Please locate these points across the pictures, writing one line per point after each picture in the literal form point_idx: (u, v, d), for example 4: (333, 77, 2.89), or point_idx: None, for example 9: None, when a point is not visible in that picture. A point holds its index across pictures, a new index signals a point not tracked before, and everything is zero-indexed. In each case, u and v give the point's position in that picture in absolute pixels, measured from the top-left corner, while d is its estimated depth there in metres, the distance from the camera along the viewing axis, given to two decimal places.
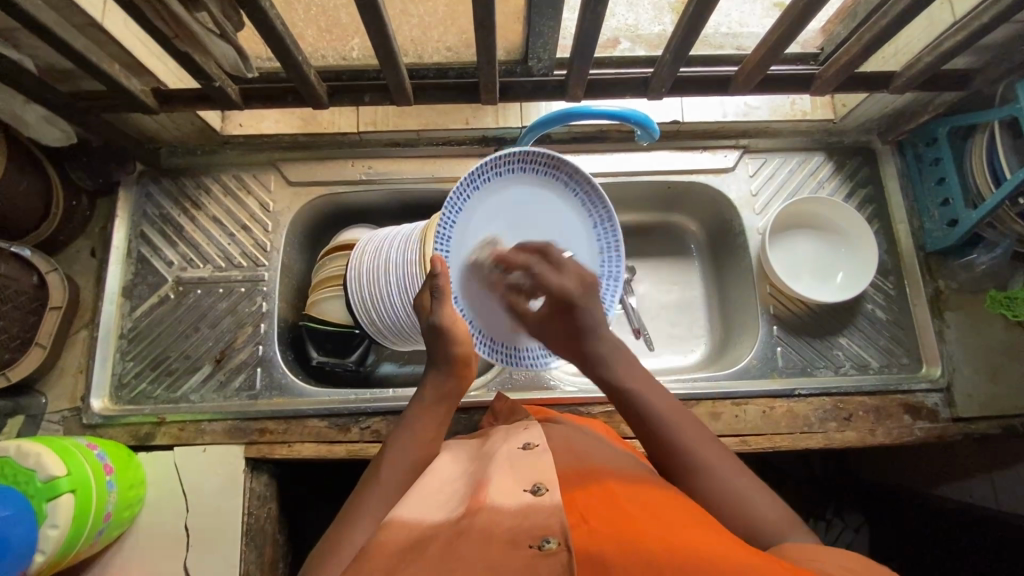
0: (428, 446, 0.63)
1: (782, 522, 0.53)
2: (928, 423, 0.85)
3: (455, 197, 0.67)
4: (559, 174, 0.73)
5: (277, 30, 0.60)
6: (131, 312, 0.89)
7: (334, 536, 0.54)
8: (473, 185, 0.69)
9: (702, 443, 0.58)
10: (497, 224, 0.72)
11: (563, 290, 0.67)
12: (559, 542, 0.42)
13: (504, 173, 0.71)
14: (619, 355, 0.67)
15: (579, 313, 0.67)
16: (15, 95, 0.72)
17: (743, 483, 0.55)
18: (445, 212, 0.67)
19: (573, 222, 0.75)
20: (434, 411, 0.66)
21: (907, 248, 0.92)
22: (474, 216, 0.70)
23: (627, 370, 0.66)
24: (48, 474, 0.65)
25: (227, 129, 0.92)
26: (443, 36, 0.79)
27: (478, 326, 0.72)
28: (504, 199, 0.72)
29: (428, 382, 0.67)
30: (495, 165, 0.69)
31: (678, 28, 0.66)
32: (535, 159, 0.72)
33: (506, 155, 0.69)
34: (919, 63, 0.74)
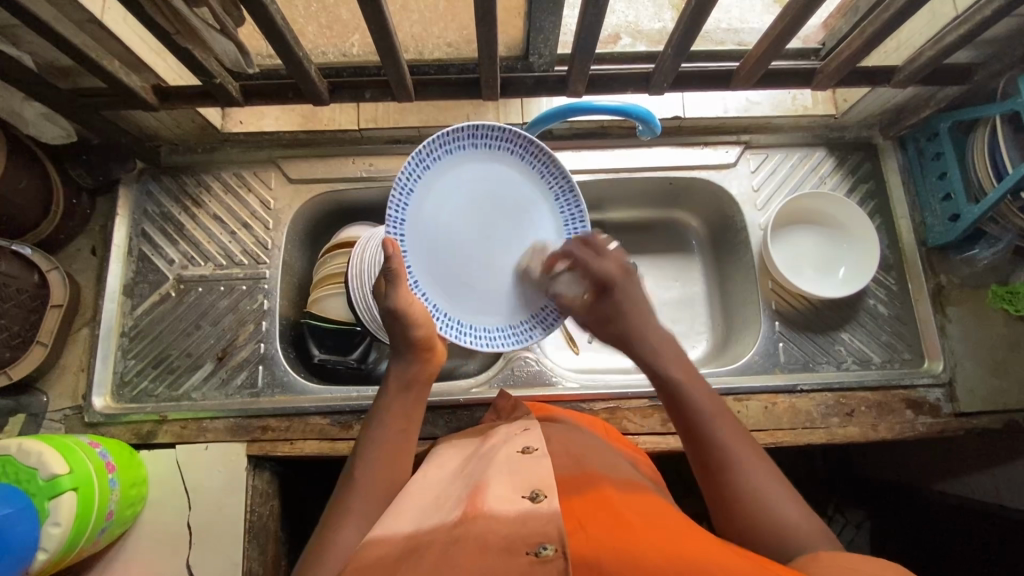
0: (398, 439, 0.63)
1: (813, 531, 0.52)
2: (931, 418, 0.85)
3: (405, 178, 0.69)
4: (514, 148, 0.73)
5: (277, 26, 0.60)
6: (132, 311, 0.89)
7: (318, 546, 0.53)
8: (423, 166, 0.70)
9: (742, 445, 0.57)
10: (454, 203, 0.72)
11: (604, 273, 0.68)
12: (556, 550, 0.42)
13: (457, 150, 0.72)
14: (667, 349, 0.65)
15: (623, 290, 0.68)
16: (15, 93, 0.72)
17: (777, 488, 0.54)
18: (395, 193, 0.69)
19: (532, 195, 0.74)
20: (401, 400, 0.65)
21: (909, 243, 0.92)
22: (428, 195, 0.71)
23: (674, 362, 0.63)
24: (50, 472, 0.65)
25: (227, 127, 0.91)
26: (444, 31, 0.80)
27: (439, 309, 0.72)
28: (458, 179, 0.72)
29: (392, 372, 0.66)
30: (442, 142, 0.70)
31: (680, 22, 0.66)
32: (489, 135, 0.72)
33: (452, 131, 0.70)
34: (921, 57, 0.73)
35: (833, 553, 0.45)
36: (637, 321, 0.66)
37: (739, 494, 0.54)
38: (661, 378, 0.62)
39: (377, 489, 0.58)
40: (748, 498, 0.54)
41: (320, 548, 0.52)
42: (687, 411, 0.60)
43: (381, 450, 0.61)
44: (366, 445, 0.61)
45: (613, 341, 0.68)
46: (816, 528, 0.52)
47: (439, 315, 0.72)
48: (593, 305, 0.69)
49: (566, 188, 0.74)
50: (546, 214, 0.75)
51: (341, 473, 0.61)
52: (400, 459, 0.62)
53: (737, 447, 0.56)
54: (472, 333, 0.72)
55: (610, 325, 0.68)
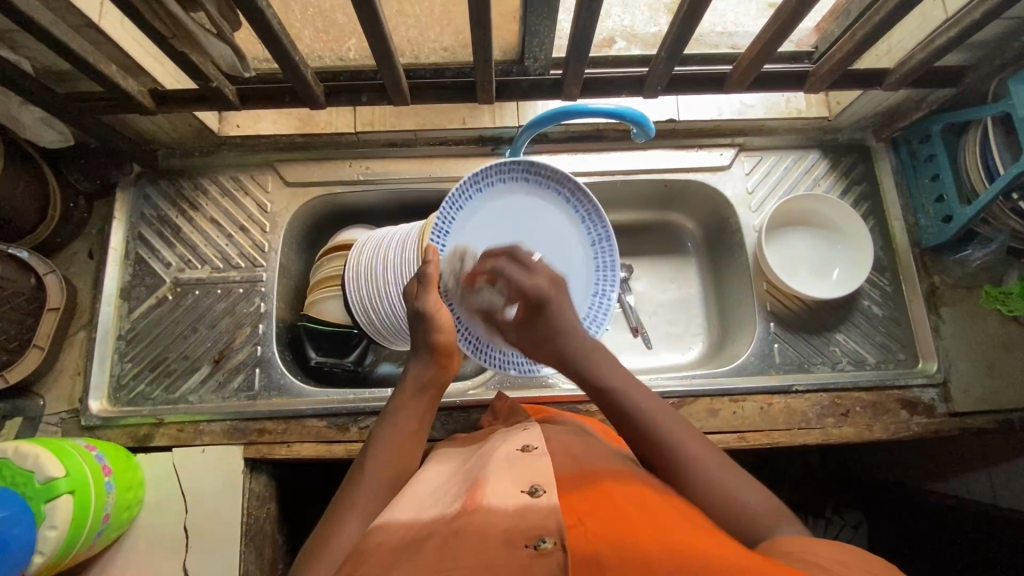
0: (412, 437, 0.63)
1: (769, 513, 0.52)
2: (925, 418, 0.86)
3: (457, 195, 0.73)
4: (563, 191, 0.77)
5: (274, 30, 0.61)
6: (129, 314, 0.89)
7: (321, 539, 0.53)
8: (477, 186, 0.74)
9: (687, 438, 0.57)
10: (496, 227, 0.76)
11: (534, 289, 0.67)
12: (555, 543, 0.43)
13: (507, 181, 0.76)
14: (599, 354, 0.65)
15: (556, 306, 0.67)
16: (12, 97, 0.72)
17: (727, 474, 0.54)
18: (446, 207, 0.73)
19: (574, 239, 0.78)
20: (416, 401, 0.65)
21: (903, 244, 0.93)
22: (475, 216, 0.75)
23: (606, 366, 0.64)
24: (46, 476, 0.65)
25: (224, 131, 0.91)
26: (439, 36, 0.79)
27: (465, 323, 0.75)
28: (505, 208, 0.76)
29: (410, 372, 0.67)
30: (498, 171, 0.74)
31: (673, 25, 0.67)
32: (541, 173, 0.76)
33: (509, 164, 0.74)
34: (912, 60, 0.74)
35: (821, 544, 0.45)
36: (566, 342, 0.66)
37: (692, 487, 0.54)
38: (598, 385, 0.63)
39: (384, 486, 0.58)
40: (702, 489, 0.54)
41: (324, 540, 0.52)
42: (626, 414, 0.60)
43: (391, 448, 0.61)
44: (377, 442, 0.62)
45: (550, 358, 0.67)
46: (772, 509, 0.52)
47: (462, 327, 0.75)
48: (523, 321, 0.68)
49: (602, 237, 0.78)
50: (585, 259, 0.78)
51: (350, 468, 0.61)
52: (409, 459, 0.62)
53: (681, 441, 0.56)
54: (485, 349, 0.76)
55: (545, 343, 0.67)
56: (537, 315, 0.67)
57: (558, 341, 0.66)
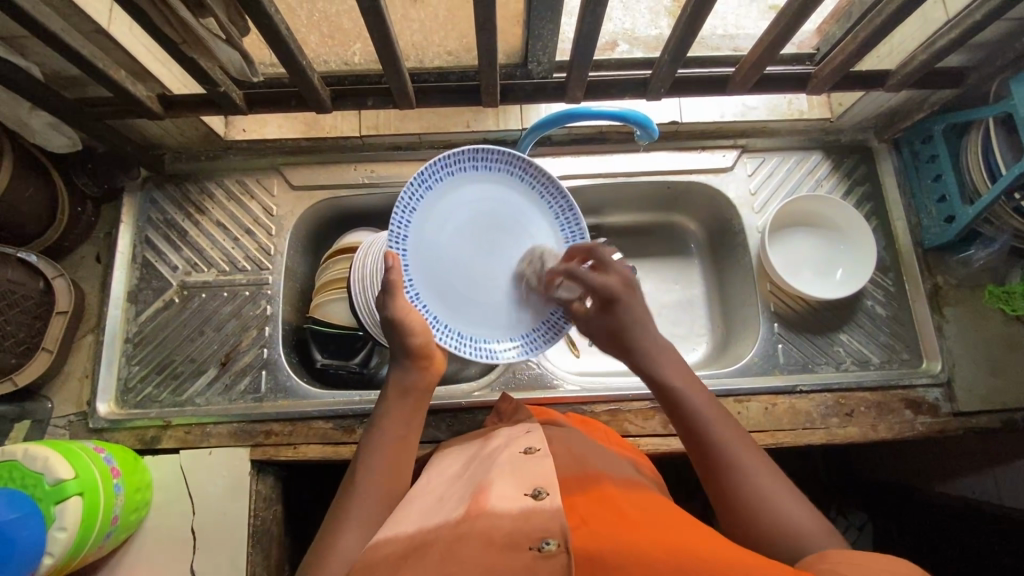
0: (398, 444, 0.63)
1: (817, 530, 0.51)
2: (930, 418, 0.86)
3: (408, 198, 0.69)
4: (514, 169, 0.75)
5: (281, 35, 0.61)
6: (136, 317, 0.90)
7: (320, 551, 0.53)
8: (426, 186, 0.71)
9: (743, 446, 0.56)
10: (455, 221, 0.73)
11: (606, 288, 0.65)
12: (559, 544, 0.43)
13: (457, 173, 0.73)
14: (669, 354, 0.64)
15: (629, 306, 0.65)
16: (22, 102, 0.73)
17: (778, 488, 0.54)
18: (399, 212, 0.69)
19: (533, 217, 0.76)
20: (400, 406, 0.65)
21: (906, 244, 0.93)
22: (430, 214, 0.72)
23: (672, 367, 0.63)
24: (56, 477, 0.66)
25: (230, 135, 0.93)
26: (444, 40, 0.81)
27: (442, 323, 0.72)
28: (459, 200, 0.73)
29: (391, 378, 0.67)
30: (446, 163, 0.71)
31: (676, 28, 0.67)
32: (492, 157, 0.74)
33: (456, 153, 0.71)
34: (913, 61, 0.75)
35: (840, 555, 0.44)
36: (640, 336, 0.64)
37: (743, 496, 0.54)
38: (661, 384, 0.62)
39: (376, 494, 0.58)
40: (751, 498, 0.53)
41: (322, 553, 0.53)
42: (686, 416, 0.59)
43: (380, 455, 0.61)
44: (366, 451, 0.62)
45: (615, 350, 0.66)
46: (819, 528, 0.51)
47: (440, 327, 0.72)
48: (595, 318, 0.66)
49: (563, 208, 0.76)
50: (547, 236, 0.76)
51: (342, 478, 0.61)
52: (400, 464, 0.62)
53: (738, 450, 0.56)
54: (471, 343, 0.73)
55: (615, 341, 0.66)
56: (613, 311, 0.65)
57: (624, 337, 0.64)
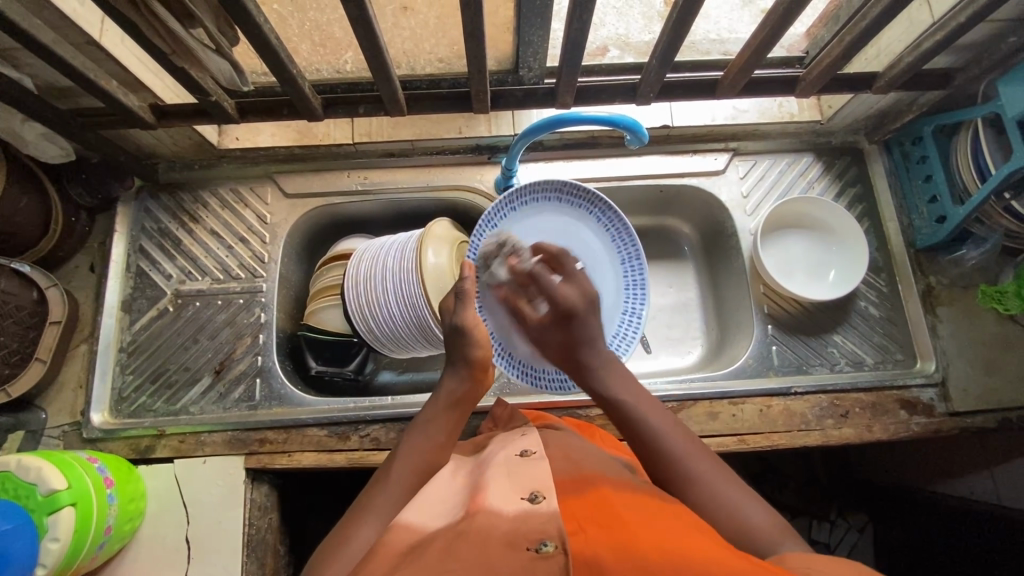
0: (439, 450, 0.63)
1: (773, 529, 0.52)
2: (925, 418, 0.86)
3: (494, 214, 0.78)
4: (591, 209, 0.82)
5: (271, 44, 0.62)
6: (130, 326, 0.90)
7: (343, 536, 0.53)
8: (512, 206, 0.79)
9: (699, 454, 0.58)
10: (531, 242, 0.81)
11: (565, 302, 0.67)
12: (556, 546, 0.43)
13: (541, 202, 0.81)
14: (615, 369, 0.66)
15: (585, 325, 0.67)
16: (15, 113, 0.73)
17: (737, 490, 0.55)
18: (483, 225, 0.77)
19: (603, 258, 0.83)
20: (448, 415, 0.66)
21: (898, 245, 0.93)
22: (510, 232, 0.80)
23: (620, 383, 0.65)
24: (48, 488, 0.66)
25: (224, 143, 0.93)
26: (435, 47, 0.80)
27: (500, 341, 0.80)
28: (536, 225, 0.81)
29: (445, 386, 0.68)
30: (532, 190, 0.79)
31: (664, 33, 0.68)
32: (573, 192, 0.80)
33: (544, 184, 0.79)
34: (901, 63, 0.75)
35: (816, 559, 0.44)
36: (586, 354, 0.67)
37: (702, 505, 0.54)
38: (611, 400, 0.64)
39: (404, 491, 0.58)
40: (710, 504, 0.54)
41: (342, 540, 0.52)
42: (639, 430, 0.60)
43: (416, 456, 0.61)
44: (403, 450, 0.62)
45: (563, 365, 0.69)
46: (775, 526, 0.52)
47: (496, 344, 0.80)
48: (549, 327, 0.69)
49: (633, 257, 0.83)
50: (613, 276, 0.83)
51: (374, 473, 0.61)
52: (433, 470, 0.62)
53: (694, 457, 0.57)
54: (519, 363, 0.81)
55: (564, 351, 0.68)
56: (569, 330, 0.67)
57: (574, 353, 0.67)
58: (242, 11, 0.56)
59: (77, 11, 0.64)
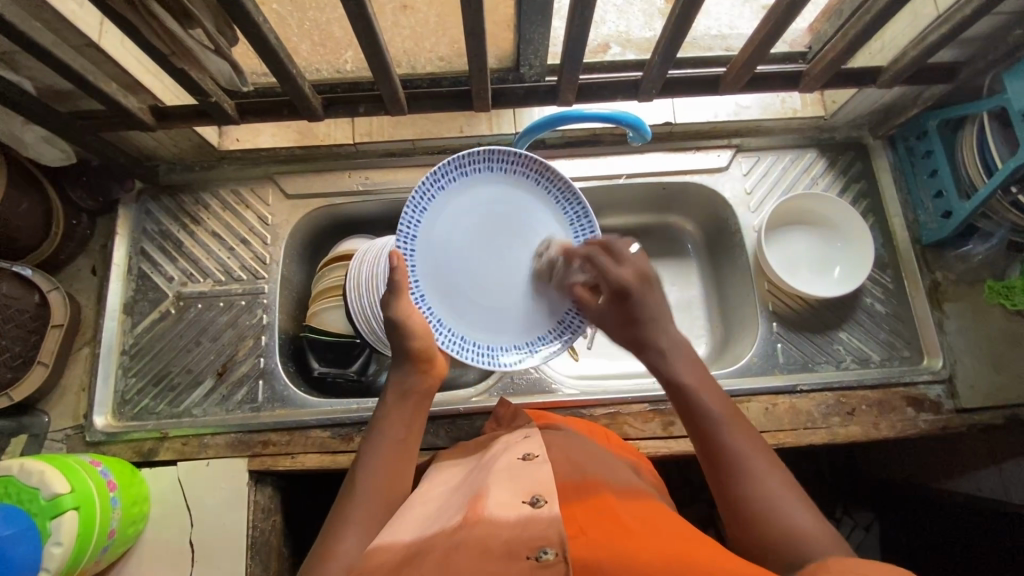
0: (400, 449, 0.61)
1: (820, 535, 0.49)
2: (932, 415, 0.85)
3: (420, 195, 0.69)
4: (530, 173, 0.73)
5: (270, 44, 0.61)
6: (132, 329, 0.89)
7: (320, 555, 0.51)
8: (439, 185, 0.70)
9: (752, 447, 0.55)
10: (465, 221, 0.72)
11: (620, 282, 0.63)
12: (556, 554, 0.42)
13: (471, 174, 0.71)
14: (681, 352, 0.62)
15: (641, 302, 0.63)
16: (15, 117, 0.73)
17: (787, 493, 0.52)
18: (410, 209, 0.69)
19: (547, 222, 0.74)
20: (401, 409, 0.63)
21: (904, 241, 0.93)
22: (439, 215, 0.71)
23: (687, 367, 0.61)
24: (51, 492, 0.65)
25: (225, 145, 0.93)
26: (435, 46, 0.80)
27: (445, 325, 0.70)
28: (471, 201, 0.72)
29: (391, 381, 0.65)
30: (460, 163, 0.70)
31: (666, 29, 0.67)
32: (503, 157, 0.72)
33: (472, 153, 0.70)
34: (905, 57, 0.74)
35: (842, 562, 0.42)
36: (652, 331, 0.62)
37: (747, 501, 0.52)
38: (674, 384, 0.60)
39: (378, 496, 0.57)
40: (754, 500, 0.52)
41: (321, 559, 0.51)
42: (700, 415, 0.58)
43: (383, 458, 0.60)
44: (366, 455, 0.60)
45: (626, 343, 0.65)
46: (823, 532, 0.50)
47: (442, 330, 0.70)
48: (608, 309, 0.65)
49: (578, 214, 0.73)
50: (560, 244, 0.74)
51: (341, 486, 0.60)
52: (403, 468, 0.61)
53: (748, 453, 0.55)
54: (474, 349, 0.71)
55: (630, 328, 0.63)
56: (628, 310, 0.63)
57: (642, 330, 0.63)
58: (240, 10, 0.55)
59: (76, 14, 0.64)
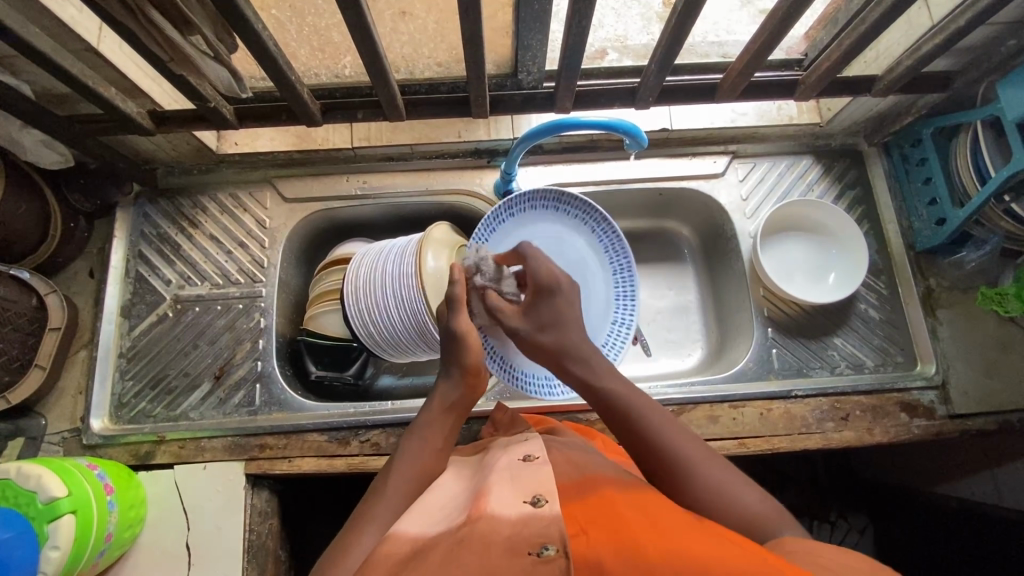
0: (436, 456, 0.64)
1: (768, 514, 0.52)
2: (926, 421, 0.86)
3: (495, 216, 0.81)
4: (589, 221, 0.86)
5: (269, 51, 0.61)
6: (130, 332, 0.90)
7: (341, 546, 0.53)
8: (511, 211, 0.83)
9: (687, 440, 0.57)
10: (527, 247, 0.85)
11: (550, 275, 0.70)
12: (557, 550, 0.43)
13: (539, 208, 0.84)
14: (604, 366, 0.65)
15: (568, 295, 0.70)
16: (13, 120, 0.73)
17: (731, 477, 0.54)
18: (483, 225, 0.81)
19: (595, 266, 0.87)
20: (444, 420, 0.66)
21: (898, 247, 0.93)
22: (507, 235, 0.84)
23: (608, 377, 0.64)
24: (49, 495, 0.66)
25: (222, 148, 0.92)
26: (434, 51, 0.80)
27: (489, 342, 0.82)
28: (534, 232, 0.85)
29: (437, 391, 0.69)
30: (531, 198, 0.83)
31: (663, 38, 0.68)
32: (538, 198, 0.84)
33: (545, 192, 0.83)
34: (900, 66, 0.75)
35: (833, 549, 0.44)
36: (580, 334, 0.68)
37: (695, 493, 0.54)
38: (599, 396, 0.63)
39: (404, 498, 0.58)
40: (701, 491, 0.54)
41: (341, 552, 0.52)
42: (628, 419, 0.60)
43: (418, 462, 0.62)
44: (403, 456, 0.62)
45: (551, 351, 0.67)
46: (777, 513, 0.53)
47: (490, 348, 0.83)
48: (534, 308, 0.70)
49: (625, 268, 0.87)
50: (605, 286, 0.87)
51: (370, 483, 0.61)
52: (432, 476, 0.62)
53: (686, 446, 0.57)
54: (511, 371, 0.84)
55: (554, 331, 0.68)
56: (556, 306, 0.69)
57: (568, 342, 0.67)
58: (240, 17, 0.56)
59: (75, 18, 0.64)
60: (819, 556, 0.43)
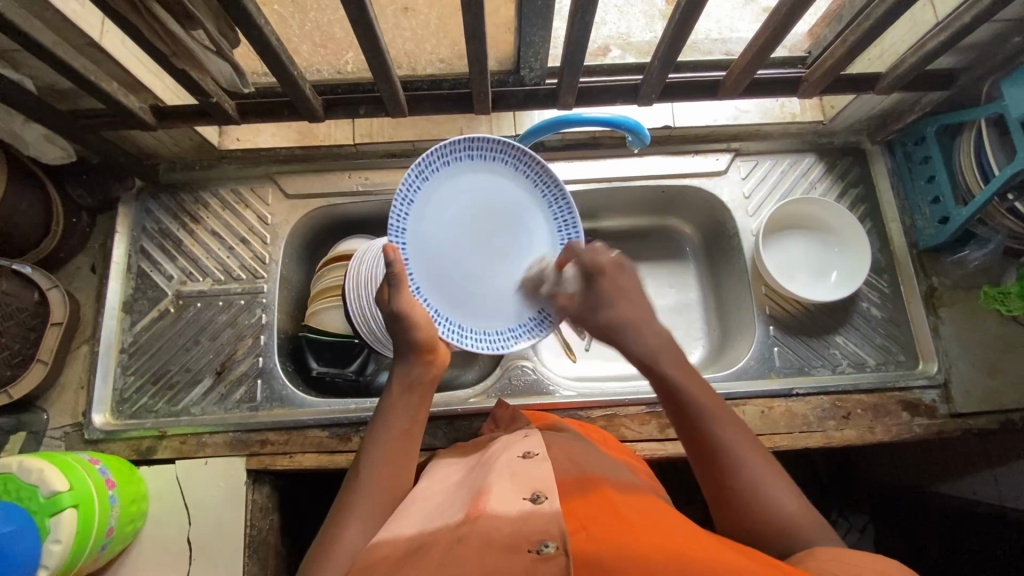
0: (403, 438, 0.61)
1: (803, 519, 0.51)
2: (927, 419, 0.86)
3: (406, 189, 0.67)
4: (511, 158, 0.73)
5: (271, 46, 0.61)
6: (131, 327, 0.90)
7: (323, 542, 0.52)
8: (423, 177, 0.68)
9: (737, 434, 0.55)
10: (452, 211, 0.71)
11: (598, 262, 0.65)
12: (557, 547, 0.42)
13: (453, 160, 0.70)
14: (660, 343, 0.62)
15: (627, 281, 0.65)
16: (15, 115, 0.73)
17: (773, 481, 0.53)
18: (397, 203, 0.67)
19: (530, 206, 0.74)
20: (405, 401, 0.63)
21: (901, 246, 0.93)
22: (427, 204, 0.70)
23: (666, 357, 0.61)
24: (50, 490, 0.66)
25: (224, 144, 0.94)
26: (436, 48, 0.80)
27: (443, 316, 0.71)
28: (456, 190, 0.71)
29: (396, 373, 0.65)
30: (441, 152, 0.68)
31: (665, 35, 0.67)
32: (448, 149, 0.69)
33: (451, 142, 0.68)
34: (904, 63, 0.75)
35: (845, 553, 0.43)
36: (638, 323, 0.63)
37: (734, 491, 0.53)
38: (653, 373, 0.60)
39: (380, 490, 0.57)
40: (742, 488, 0.53)
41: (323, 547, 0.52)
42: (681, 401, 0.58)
43: (386, 448, 0.59)
44: (371, 444, 0.60)
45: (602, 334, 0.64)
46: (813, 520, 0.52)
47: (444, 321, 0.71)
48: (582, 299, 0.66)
49: (561, 200, 0.74)
50: (544, 226, 0.75)
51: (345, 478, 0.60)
52: (404, 459, 0.60)
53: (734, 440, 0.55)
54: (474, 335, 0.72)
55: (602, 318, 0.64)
56: (608, 292, 0.64)
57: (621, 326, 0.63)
58: (243, 12, 0.56)
59: (77, 13, 0.64)
60: (833, 557, 0.43)
